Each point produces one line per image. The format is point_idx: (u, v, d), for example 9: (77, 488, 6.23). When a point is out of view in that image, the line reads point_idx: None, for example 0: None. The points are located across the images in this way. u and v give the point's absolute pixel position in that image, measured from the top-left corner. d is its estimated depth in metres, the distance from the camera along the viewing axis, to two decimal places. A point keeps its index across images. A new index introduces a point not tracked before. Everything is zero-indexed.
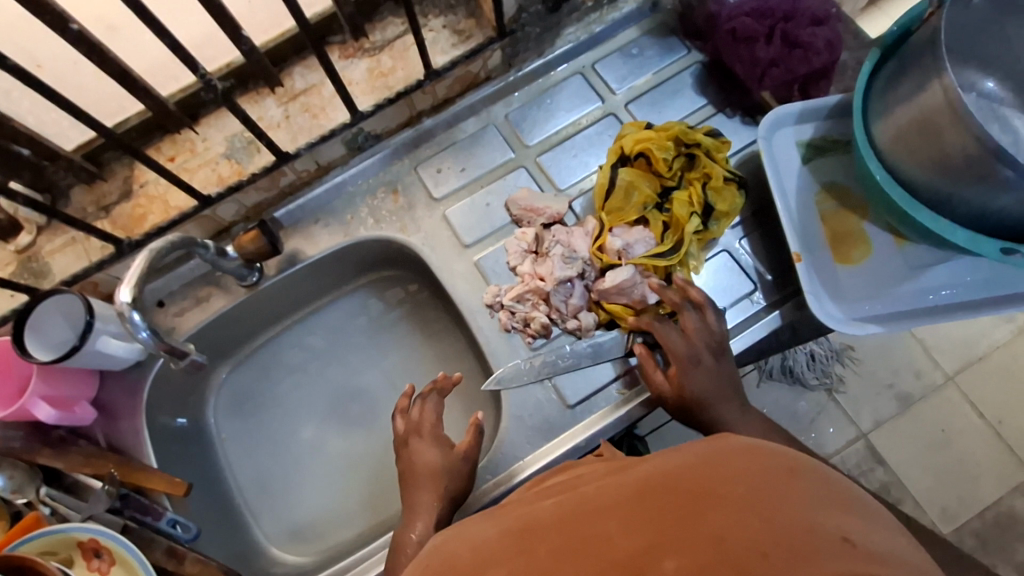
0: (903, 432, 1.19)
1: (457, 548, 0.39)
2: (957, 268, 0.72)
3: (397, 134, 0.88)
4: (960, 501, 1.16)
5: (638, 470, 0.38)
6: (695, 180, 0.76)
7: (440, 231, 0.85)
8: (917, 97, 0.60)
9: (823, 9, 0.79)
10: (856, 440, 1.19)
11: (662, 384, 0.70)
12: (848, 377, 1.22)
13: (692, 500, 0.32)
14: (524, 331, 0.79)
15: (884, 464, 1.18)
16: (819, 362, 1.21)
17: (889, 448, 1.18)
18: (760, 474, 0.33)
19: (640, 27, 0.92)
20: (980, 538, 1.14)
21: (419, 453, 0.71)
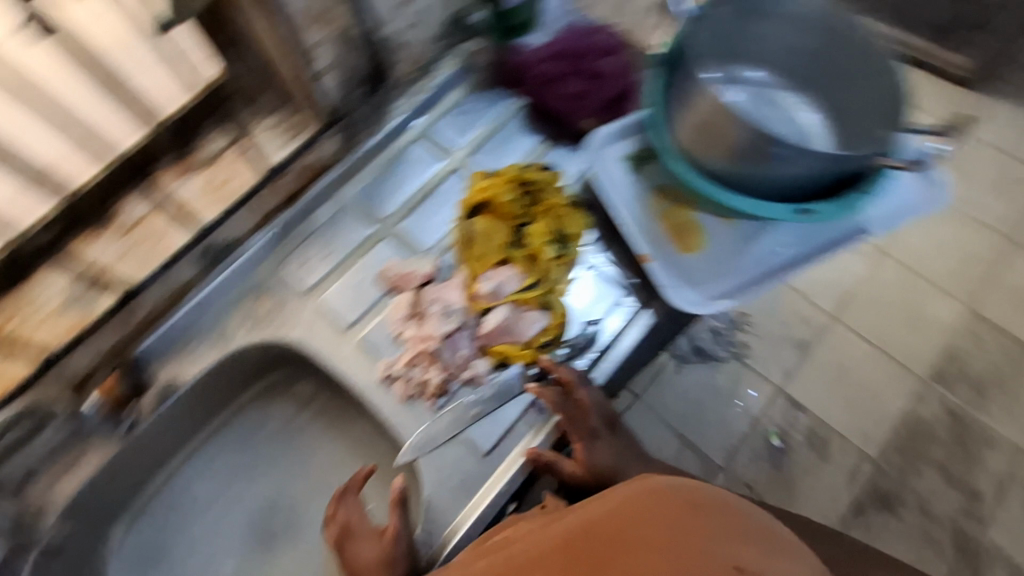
0: (810, 375, 1.31)
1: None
2: (782, 230, 0.81)
3: (252, 239, 0.86)
4: (874, 422, 1.29)
5: (568, 523, 0.47)
6: (542, 212, 0.82)
7: (317, 322, 0.85)
8: (694, 101, 0.68)
9: (608, 42, 0.91)
10: (775, 396, 1.30)
11: (573, 467, 0.74)
12: (751, 341, 1.34)
13: (604, 544, 0.40)
14: (427, 394, 0.80)
15: (805, 410, 1.30)
16: (723, 336, 1.34)
17: (804, 394, 1.30)
18: (663, 514, 0.41)
19: (464, 86, 0.98)
20: (898, 450, 1.27)
21: (359, 555, 0.69)
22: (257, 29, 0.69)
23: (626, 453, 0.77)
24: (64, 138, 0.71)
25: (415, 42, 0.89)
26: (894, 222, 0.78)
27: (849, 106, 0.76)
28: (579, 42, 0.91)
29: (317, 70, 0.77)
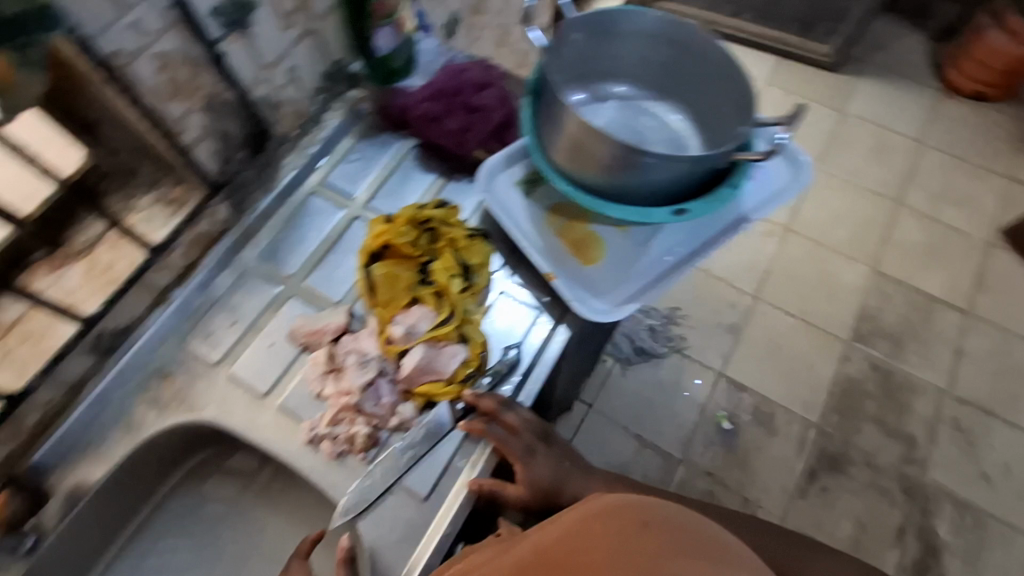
0: (741, 357, 1.74)
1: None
2: (672, 229, 0.85)
3: (150, 319, 0.83)
4: (806, 380, 1.71)
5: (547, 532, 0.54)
6: (444, 248, 0.83)
7: (231, 394, 0.82)
8: (562, 124, 0.71)
9: (483, 76, 0.94)
10: (716, 375, 1.72)
11: (518, 491, 0.74)
12: (685, 330, 1.78)
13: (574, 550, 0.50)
14: (356, 451, 0.77)
15: (746, 388, 1.70)
16: (660, 331, 1.77)
17: (741, 370, 1.73)
18: (624, 523, 0.50)
19: (353, 134, 0.99)
20: (810, 401, 1.69)
21: None
22: (116, 107, 0.69)
23: (566, 465, 0.79)
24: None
25: (293, 98, 0.92)
26: (769, 207, 0.84)
27: (709, 106, 0.82)
28: (454, 79, 0.94)
29: (187, 141, 0.78)
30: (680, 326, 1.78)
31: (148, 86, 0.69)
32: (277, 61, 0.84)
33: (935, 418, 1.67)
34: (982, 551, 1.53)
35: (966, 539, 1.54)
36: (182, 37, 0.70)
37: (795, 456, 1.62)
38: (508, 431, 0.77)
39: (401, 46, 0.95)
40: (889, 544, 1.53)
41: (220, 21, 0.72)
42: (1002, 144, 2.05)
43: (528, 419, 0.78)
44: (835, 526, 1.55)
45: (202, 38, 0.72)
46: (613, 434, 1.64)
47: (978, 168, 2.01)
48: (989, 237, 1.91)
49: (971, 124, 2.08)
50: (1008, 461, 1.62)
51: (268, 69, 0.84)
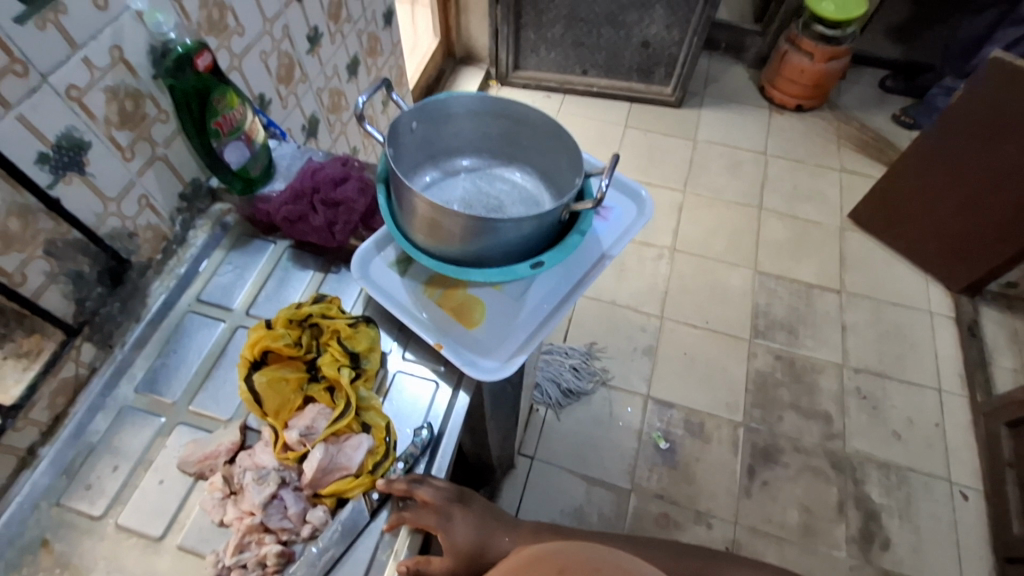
0: (664, 377, 1.83)
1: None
2: (542, 278, 0.91)
3: (15, 486, 0.77)
4: (723, 381, 1.83)
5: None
6: (329, 341, 0.83)
7: (121, 546, 0.75)
8: (411, 207, 0.77)
9: (340, 171, 0.97)
10: (645, 400, 1.79)
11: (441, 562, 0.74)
12: (608, 362, 1.85)
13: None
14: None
15: (675, 404, 1.79)
16: (584, 369, 1.81)
17: (665, 389, 1.81)
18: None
19: (224, 246, 0.99)
20: (731, 401, 1.79)
21: None
22: None
23: (486, 524, 0.81)
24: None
25: (150, 223, 0.90)
26: (623, 241, 0.93)
27: (546, 162, 0.91)
28: (311, 179, 0.96)
29: (30, 290, 0.75)
30: (600, 359, 1.85)
31: None
32: (124, 192, 0.84)
33: (840, 392, 1.82)
34: (912, 505, 1.64)
35: (895, 497, 1.65)
36: (6, 188, 0.68)
37: (731, 458, 1.70)
38: (422, 505, 0.76)
39: (255, 154, 0.98)
40: (834, 521, 1.61)
41: (47, 167, 0.72)
42: (831, 143, 2.37)
43: (440, 490, 0.78)
44: (782, 516, 1.61)
45: (32, 186, 0.70)
46: (560, 480, 1.65)
47: (818, 166, 2.31)
48: (842, 223, 2.17)
49: (802, 131, 2.40)
50: (910, 415, 1.78)
51: (115, 201, 0.83)
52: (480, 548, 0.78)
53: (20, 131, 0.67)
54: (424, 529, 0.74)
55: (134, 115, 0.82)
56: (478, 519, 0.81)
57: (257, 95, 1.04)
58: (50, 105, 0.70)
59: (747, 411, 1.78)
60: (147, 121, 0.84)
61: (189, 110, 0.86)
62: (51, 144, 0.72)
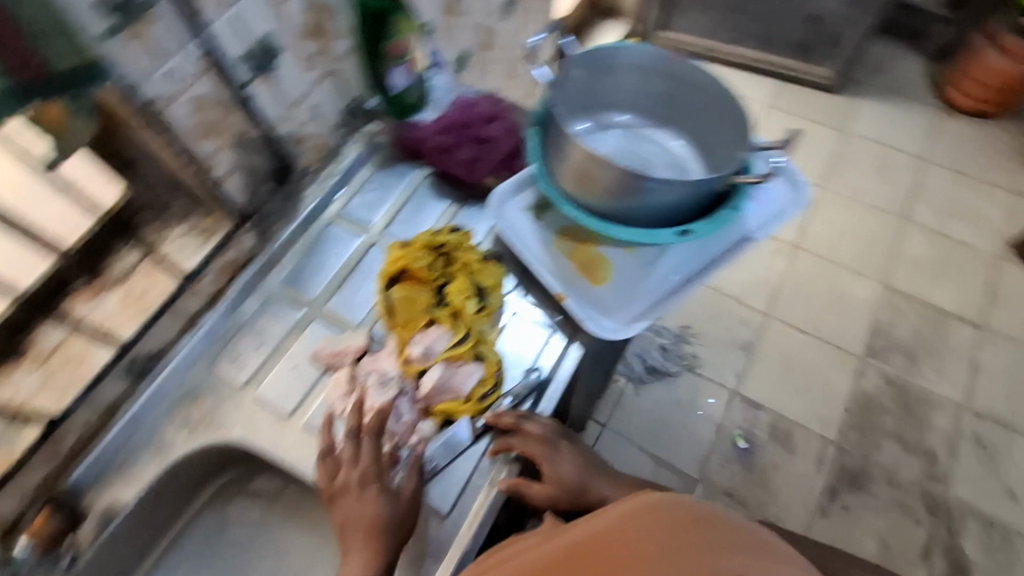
0: (758, 377, 1.72)
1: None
2: (678, 248, 0.88)
3: (179, 345, 0.86)
4: (824, 402, 1.68)
5: (589, 528, 0.54)
6: (458, 271, 0.86)
7: (257, 415, 0.84)
8: (567, 154, 0.77)
9: (491, 108, 0.99)
10: (732, 398, 1.69)
11: (541, 490, 0.75)
12: (699, 351, 1.75)
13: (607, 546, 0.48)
14: (354, 471, 0.75)
15: (762, 407, 1.68)
16: (672, 352, 1.74)
17: (756, 390, 1.70)
18: (662, 520, 0.47)
19: (371, 165, 1.04)
20: (830, 422, 1.67)
21: (357, 527, 0.72)
22: (154, 146, 0.75)
23: (592, 467, 0.79)
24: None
25: (314, 133, 0.97)
26: (771, 226, 0.88)
27: (706, 130, 0.87)
28: (464, 113, 0.98)
29: (218, 176, 0.83)
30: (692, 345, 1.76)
31: (185, 127, 0.75)
32: (300, 99, 0.90)
33: (955, 434, 1.65)
34: (1011, 568, 1.49)
35: (993, 556, 1.51)
36: (214, 81, 0.75)
37: (813, 474, 1.60)
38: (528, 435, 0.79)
39: (414, 84, 1.01)
40: (914, 563, 1.50)
41: (249, 66, 0.78)
42: (1005, 158, 2.07)
43: (547, 425, 0.80)
44: (858, 544, 1.52)
45: (233, 82, 0.77)
46: (630, 455, 1.61)
47: (983, 182, 2.03)
48: (998, 250, 1.91)
49: (974, 140, 2.11)
50: None
51: (293, 106, 0.90)
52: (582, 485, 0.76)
53: (233, 30, 0.74)
54: (529, 455, 0.77)
55: (321, 28, 0.86)
56: (583, 459, 0.79)
57: (422, 23, 1.07)
58: (259, 7, 0.76)
59: (843, 432, 1.65)
60: (331, 35, 0.89)
61: (368, 29, 0.91)
62: (253, 44, 0.78)
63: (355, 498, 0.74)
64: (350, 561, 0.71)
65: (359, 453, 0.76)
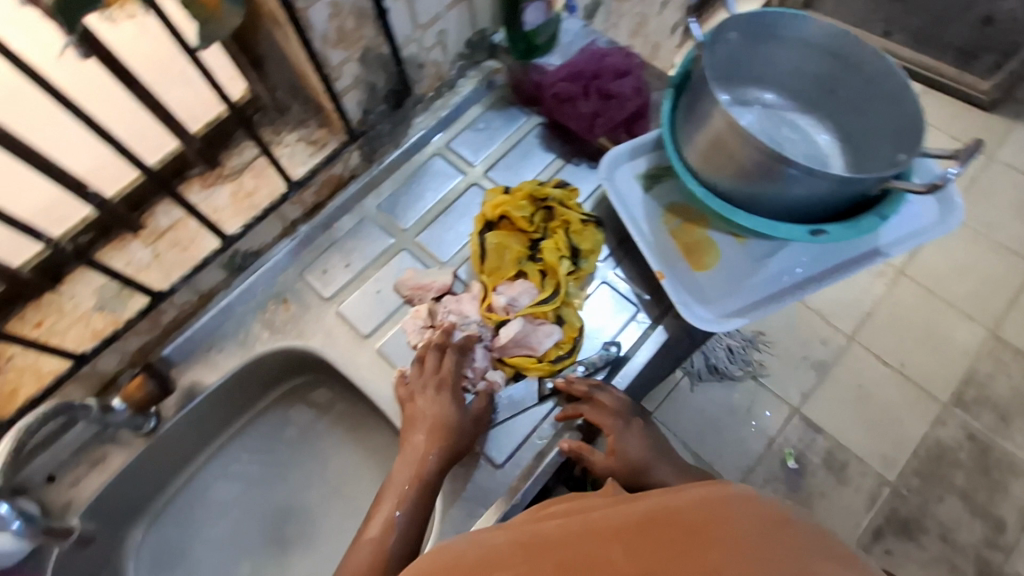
0: (828, 398, 1.38)
1: (489, 549, 0.46)
2: (791, 251, 0.83)
3: (276, 247, 0.88)
4: (895, 447, 1.33)
5: (640, 506, 0.44)
6: (557, 228, 0.84)
7: (337, 329, 0.86)
8: (707, 124, 0.72)
9: (624, 63, 0.92)
10: (791, 416, 1.37)
11: (604, 461, 0.72)
12: (767, 360, 1.42)
13: (671, 528, 0.40)
14: (431, 376, 0.78)
15: (822, 432, 1.35)
16: (738, 353, 1.41)
17: (821, 415, 1.37)
18: (745, 514, 0.39)
19: (482, 103, 1.01)
20: (920, 474, 1.31)
21: (420, 430, 0.74)
22: (286, 47, 0.75)
23: (658, 450, 0.75)
24: (121, 131, 0.78)
25: (436, 60, 0.94)
26: (908, 244, 0.80)
27: (863, 127, 0.79)
28: (595, 63, 0.92)
29: (339, 87, 0.82)
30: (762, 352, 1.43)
31: (321, 31, 0.73)
32: (430, 23, 0.87)
33: None
34: None
35: None
36: None
37: (860, 511, 1.28)
38: (599, 405, 0.76)
39: (549, 22, 0.94)
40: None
41: None
42: None
43: (620, 400, 0.77)
44: None
45: None
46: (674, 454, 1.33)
47: None
48: None
49: None
50: None
51: (422, 29, 0.87)
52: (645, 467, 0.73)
53: None
54: (598, 425, 0.75)
55: None
56: (650, 440, 0.76)
57: None
58: None
59: (904, 474, 1.31)
60: None
61: None
62: None
63: (428, 400, 0.76)
64: (412, 454, 0.72)
65: (439, 364, 0.79)
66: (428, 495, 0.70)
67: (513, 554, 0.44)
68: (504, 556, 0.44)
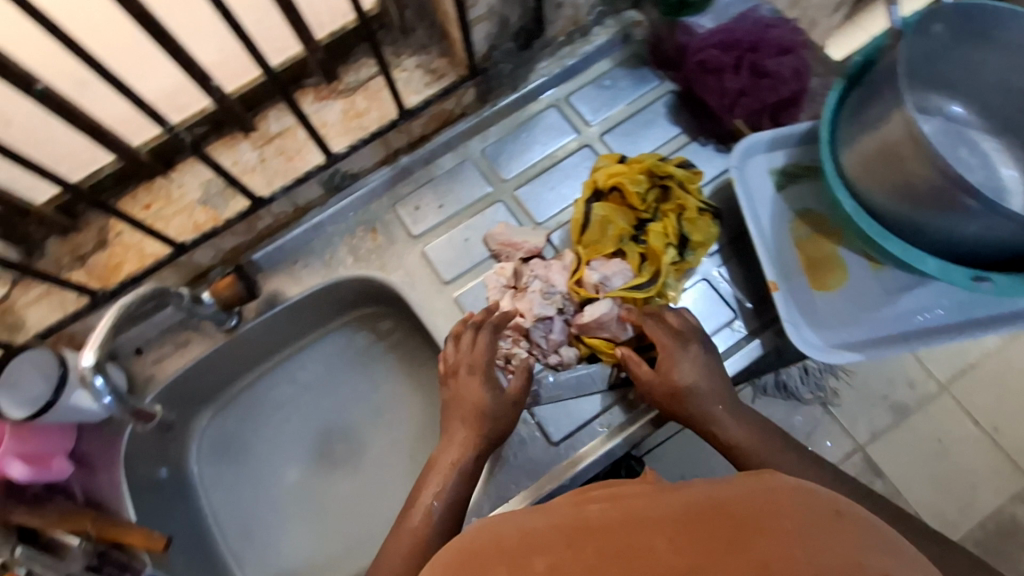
0: (900, 444, 1.10)
1: (511, 534, 0.35)
2: (932, 291, 0.73)
3: (374, 173, 0.87)
4: (959, 510, 1.07)
5: (683, 494, 0.34)
6: (670, 212, 0.77)
7: (419, 269, 0.84)
8: (881, 128, 0.62)
9: (789, 39, 0.81)
10: (853, 453, 1.10)
11: (648, 375, 0.70)
12: (843, 390, 1.12)
13: (735, 530, 0.31)
14: (464, 356, 0.74)
15: (883, 477, 1.09)
16: (814, 375, 1.11)
17: (886, 461, 1.09)
18: (801, 509, 0.32)
19: (613, 59, 0.92)
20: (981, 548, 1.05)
21: (460, 417, 0.70)
22: None
23: (718, 383, 0.69)
24: (248, 20, 0.76)
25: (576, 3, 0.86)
26: None
27: None
28: (755, 33, 0.81)
29: (473, 16, 0.76)
30: (838, 377, 1.12)
31: None
32: None
33: None
34: None
35: None
36: None
37: None
38: (662, 322, 0.72)
39: None
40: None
41: None
42: None
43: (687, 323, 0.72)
44: None
45: None
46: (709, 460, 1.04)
47: None
48: None
49: None
50: None
51: None
52: (695, 397, 0.67)
53: None
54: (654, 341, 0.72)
55: None
56: (711, 370, 0.70)
57: None
58: None
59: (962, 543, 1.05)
60: None
61: None
62: None
63: (464, 381, 0.73)
64: (449, 442, 0.69)
65: (475, 341, 0.75)
66: (465, 483, 0.66)
67: (543, 546, 0.33)
68: (532, 546, 0.33)
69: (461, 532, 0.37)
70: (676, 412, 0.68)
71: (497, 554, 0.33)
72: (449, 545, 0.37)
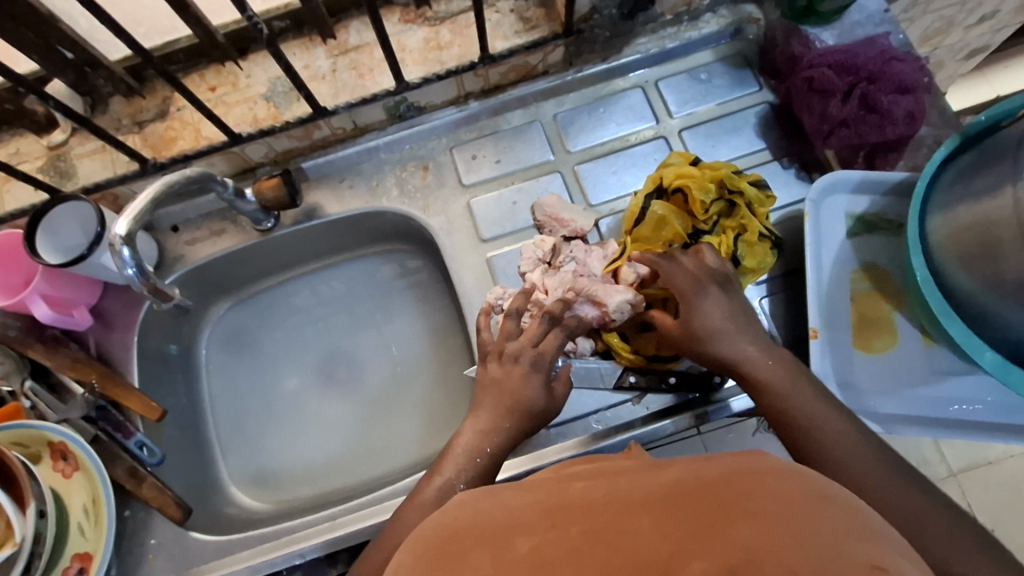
0: None
1: (497, 513, 0.33)
2: (980, 383, 0.68)
3: (440, 111, 0.85)
4: None
5: (666, 477, 0.32)
6: (729, 229, 0.72)
7: (461, 219, 0.83)
8: (985, 199, 0.56)
9: (913, 77, 0.73)
10: None
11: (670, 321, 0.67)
12: None
13: (714, 513, 0.27)
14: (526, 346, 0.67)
15: None
16: None
17: None
18: (779, 492, 0.28)
19: (716, 51, 0.86)
20: None
21: None
22: None
23: (738, 320, 0.64)
24: None
25: None
26: None
27: None
28: (878, 63, 0.74)
29: None
30: None
31: None
32: None
33: None
34: None
35: None
36: None
37: None
38: (679, 264, 0.67)
39: None
40: None
41: None
42: None
43: (708, 264, 0.67)
44: None
45: None
46: None
47: None
48: None
49: None
50: None
51: None
52: (717, 339, 0.63)
53: None
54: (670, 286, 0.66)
55: None
56: (735, 311, 0.65)
57: None
58: None
59: None
60: None
61: None
62: None
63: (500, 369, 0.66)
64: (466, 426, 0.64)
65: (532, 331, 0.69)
66: None
67: (521, 527, 0.31)
68: (514, 529, 0.31)
69: (442, 509, 0.36)
70: (699, 354, 0.64)
71: (474, 538, 0.32)
72: (433, 525, 0.35)
